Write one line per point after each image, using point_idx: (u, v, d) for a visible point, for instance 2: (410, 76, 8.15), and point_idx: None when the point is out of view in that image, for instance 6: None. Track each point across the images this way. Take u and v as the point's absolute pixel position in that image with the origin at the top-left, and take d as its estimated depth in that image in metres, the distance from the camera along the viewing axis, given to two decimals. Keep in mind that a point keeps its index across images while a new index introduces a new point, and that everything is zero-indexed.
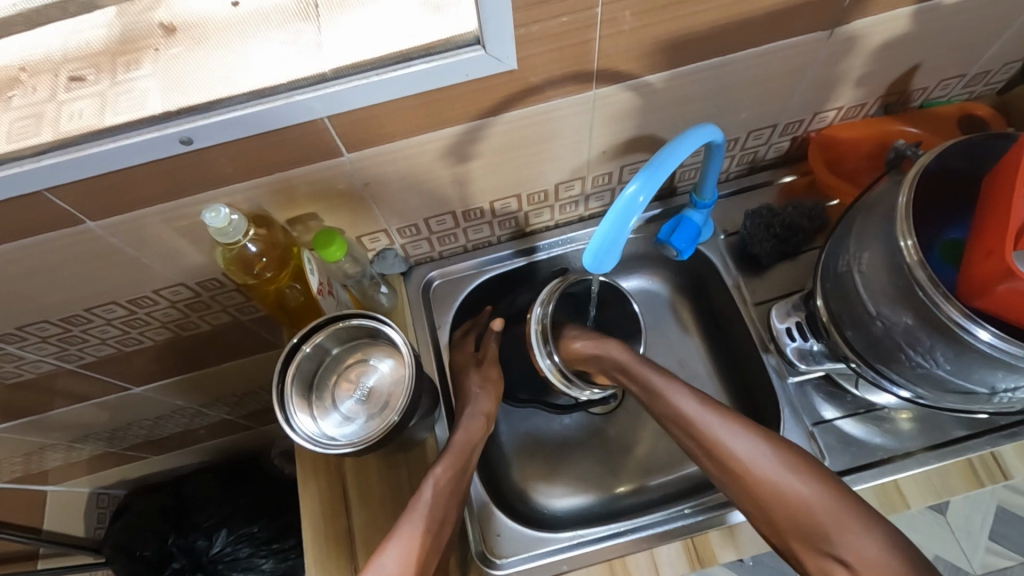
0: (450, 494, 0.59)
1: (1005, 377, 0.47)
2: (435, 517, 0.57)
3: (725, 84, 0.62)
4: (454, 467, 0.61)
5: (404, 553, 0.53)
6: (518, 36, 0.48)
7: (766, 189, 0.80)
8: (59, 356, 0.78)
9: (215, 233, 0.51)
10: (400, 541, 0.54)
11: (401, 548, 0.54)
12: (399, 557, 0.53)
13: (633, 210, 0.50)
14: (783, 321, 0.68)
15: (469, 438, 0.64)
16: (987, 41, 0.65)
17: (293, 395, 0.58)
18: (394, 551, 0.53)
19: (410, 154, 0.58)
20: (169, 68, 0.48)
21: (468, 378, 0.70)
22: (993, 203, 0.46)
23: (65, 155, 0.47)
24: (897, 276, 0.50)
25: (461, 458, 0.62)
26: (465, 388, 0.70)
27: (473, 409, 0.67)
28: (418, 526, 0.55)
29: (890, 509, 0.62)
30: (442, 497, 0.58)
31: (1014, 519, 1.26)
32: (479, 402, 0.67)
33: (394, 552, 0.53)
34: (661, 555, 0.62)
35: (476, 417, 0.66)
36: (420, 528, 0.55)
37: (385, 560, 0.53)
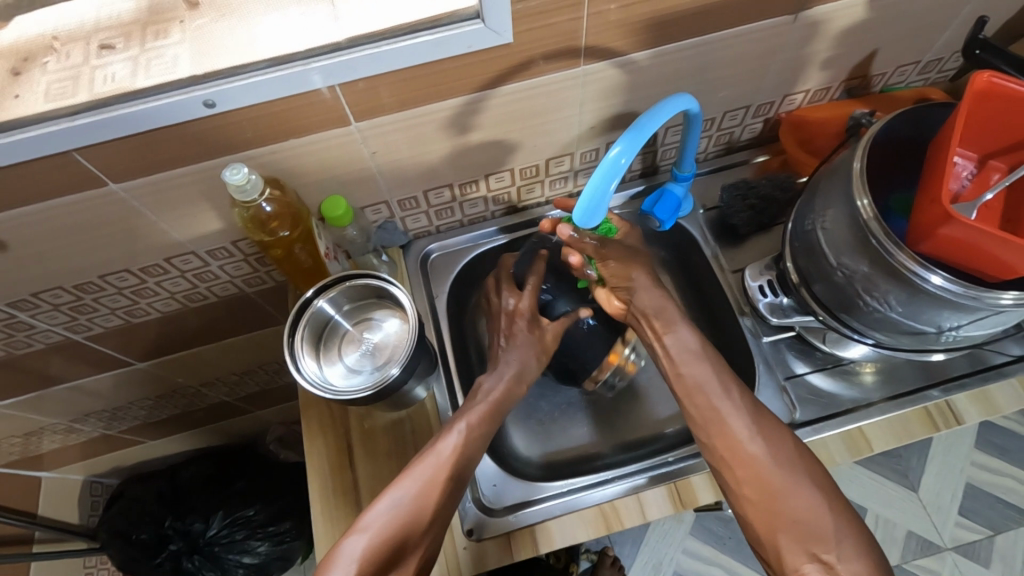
0: (475, 447, 0.62)
1: (949, 316, 0.54)
2: (455, 465, 0.60)
3: (702, 64, 0.67)
4: (482, 423, 0.63)
5: (419, 490, 0.59)
6: (515, 12, 0.54)
7: (742, 168, 0.86)
8: (68, 326, 0.81)
9: (234, 189, 0.55)
10: (413, 479, 0.59)
11: (416, 485, 0.59)
12: (413, 493, 0.58)
13: (616, 171, 0.55)
14: (755, 279, 0.74)
15: (501, 393, 0.66)
16: (940, 29, 0.72)
17: (303, 347, 0.63)
18: (409, 489, 0.59)
19: (413, 124, 0.63)
20: (195, 36, 0.53)
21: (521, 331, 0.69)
22: (935, 161, 0.51)
23: (96, 114, 0.51)
24: (855, 231, 0.56)
25: (492, 414, 0.64)
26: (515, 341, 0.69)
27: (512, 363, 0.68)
28: (437, 471, 0.60)
29: (857, 453, 0.67)
30: (467, 448, 0.62)
31: (983, 495, 1.32)
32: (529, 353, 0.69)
33: (408, 490, 0.58)
34: (648, 498, 0.67)
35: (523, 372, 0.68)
36: (437, 474, 0.60)
37: (400, 495, 0.58)
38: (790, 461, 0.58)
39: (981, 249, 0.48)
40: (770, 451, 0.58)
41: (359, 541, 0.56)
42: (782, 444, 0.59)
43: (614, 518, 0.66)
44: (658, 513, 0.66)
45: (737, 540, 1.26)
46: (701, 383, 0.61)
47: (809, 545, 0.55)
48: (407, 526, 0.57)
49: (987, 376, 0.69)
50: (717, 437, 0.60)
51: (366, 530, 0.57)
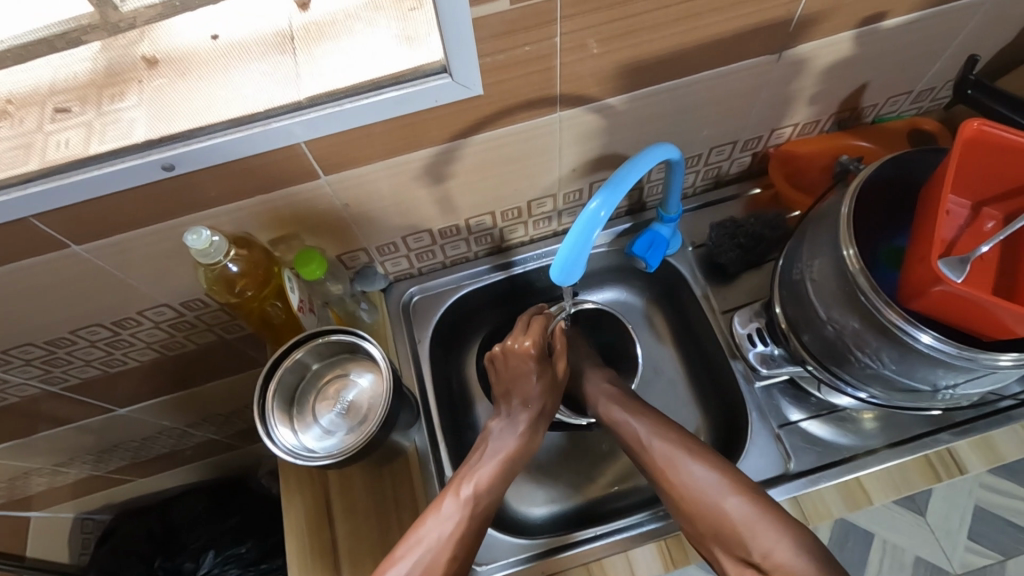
0: (485, 513, 0.63)
1: (945, 374, 0.52)
2: (468, 529, 0.62)
3: (683, 104, 0.65)
4: (492, 486, 0.65)
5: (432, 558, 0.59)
6: (483, 65, 0.52)
7: (733, 202, 0.83)
8: (43, 378, 0.79)
9: (197, 254, 0.54)
10: (429, 544, 0.60)
11: (429, 548, 0.60)
12: (427, 556, 0.59)
13: (594, 225, 0.53)
14: (744, 327, 0.72)
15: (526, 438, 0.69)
16: (930, 61, 0.70)
17: (274, 409, 0.61)
18: (417, 564, 0.59)
19: (385, 174, 0.61)
20: (153, 97, 0.51)
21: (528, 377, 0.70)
22: (925, 217, 0.49)
23: (50, 181, 0.49)
24: (842, 283, 0.53)
25: (503, 474, 0.66)
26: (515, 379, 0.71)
27: (533, 421, 0.70)
28: (446, 547, 0.60)
29: (855, 506, 0.64)
30: (486, 503, 0.64)
31: (992, 519, 1.28)
32: (539, 421, 0.70)
33: (414, 566, 0.59)
34: (636, 557, 0.64)
35: (535, 434, 0.70)
36: (446, 543, 0.60)
37: (411, 561, 0.59)
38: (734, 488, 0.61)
39: (980, 309, 0.45)
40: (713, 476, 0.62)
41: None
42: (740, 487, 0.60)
43: None
44: (647, 572, 0.63)
45: None
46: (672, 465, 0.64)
47: (734, 550, 0.59)
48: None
49: (992, 421, 0.66)
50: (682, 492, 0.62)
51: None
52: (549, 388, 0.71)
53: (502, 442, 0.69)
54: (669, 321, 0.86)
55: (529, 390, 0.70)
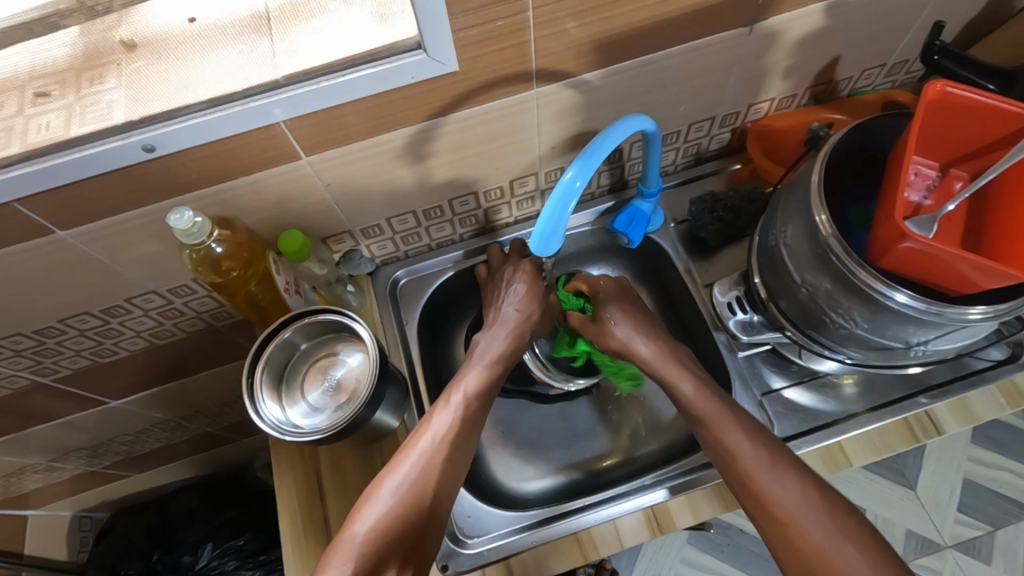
0: (473, 420, 0.63)
1: (915, 332, 0.53)
2: (458, 434, 0.61)
3: (659, 79, 0.66)
4: (478, 394, 0.65)
5: (421, 467, 0.59)
6: (457, 40, 0.52)
7: (713, 178, 0.85)
8: (34, 370, 0.80)
9: (180, 234, 0.55)
10: (419, 453, 0.60)
11: (419, 457, 0.59)
12: (417, 465, 0.59)
13: (571, 195, 0.54)
14: (724, 296, 0.73)
15: (512, 344, 0.71)
16: (901, 31, 0.71)
17: (263, 388, 0.62)
18: (409, 471, 0.58)
19: (366, 154, 0.62)
20: (131, 80, 0.52)
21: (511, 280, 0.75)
22: (891, 178, 0.50)
23: (31, 165, 0.50)
24: (814, 246, 0.55)
25: (491, 378, 0.67)
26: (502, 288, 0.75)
27: (510, 333, 0.71)
28: (436, 452, 0.60)
29: (835, 469, 0.66)
30: (475, 407, 0.64)
31: (979, 490, 1.30)
32: (517, 332, 0.71)
33: (407, 473, 0.58)
34: (624, 525, 0.66)
35: (510, 343, 0.71)
36: (437, 449, 0.60)
37: (402, 471, 0.58)
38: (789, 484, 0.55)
39: (943, 264, 0.47)
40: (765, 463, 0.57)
41: (355, 532, 0.55)
42: (790, 475, 0.56)
43: (590, 546, 0.65)
44: (635, 540, 0.65)
45: (735, 547, 1.24)
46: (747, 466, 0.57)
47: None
48: (409, 508, 0.56)
49: (969, 382, 0.68)
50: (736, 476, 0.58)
51: (364, 520, 0.56)
52: (529, 298, 0.73)
53: (483, 353, 0.70)
54: (654, 298, 0.87)
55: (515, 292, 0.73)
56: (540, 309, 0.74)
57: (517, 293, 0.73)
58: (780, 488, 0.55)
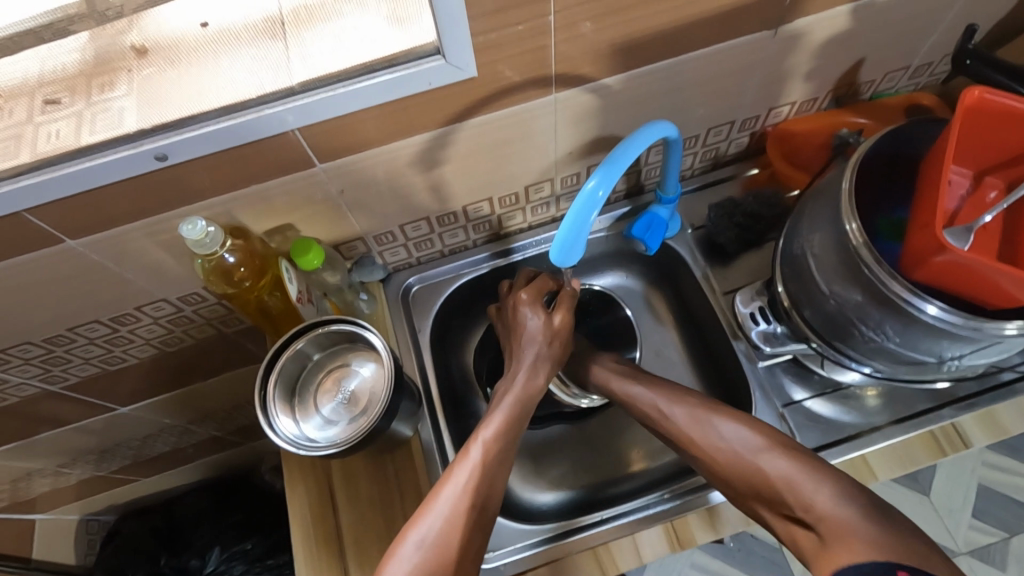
0: (500, 461, 0.60)
1: (948, 346, 0.51)
2: (480, 487, 0.57)
3: (679, 83, 0.65)
4: (502, 434, 0.62)
5: (446, 524, 0.54)
6: (476, 45, 0.51)
7: (731, 183, 0.83)
8: (43, 378, 0.79)
9: (192, 244, 0.54)
10: (442, 508, 0.55)
11: (444, 513, 0.55)
12: (441, 522, 0.54)
13: (592, 205, 0.52)
14: (746, 306, 0.72)
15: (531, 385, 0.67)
16: (927, 34, 0.69)
17: (276, 400, 0.61)
18: (435, 522, 0.55)
19: (380, 161, 0.61)
20: (142, 86, 0.51)
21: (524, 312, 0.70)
22: (927, 187, 0.48)
23: (41, 175, 0.49)
24: (844, 257, 0.53)
25: (510, 422, 0.63)
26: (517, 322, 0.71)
27: (534, 365, 0.68)
28: (463, 499, 0.56)
29: (859, 483, 0.64)
30: (497, 456, 0.60)
31: (995, 496, 1.28)
32: (542, 363, 0.69)
33: (433, 524, 0.55)
34: (643, 539, 0.64)
35: (537, 376, 0.68)
36: (463, 496, 0.56)
37: (426, 529, 0.54)
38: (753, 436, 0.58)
39: (983, 278, 0.45)
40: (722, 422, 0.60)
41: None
42: (754, 435, 0.58)
43: (608, 559, 0.64)
44: (654, 555, 0.64)
45: (746, 553, 1.22)
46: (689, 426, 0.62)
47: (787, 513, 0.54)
48: (437, 564, 0.52)
49: (996, 394, 0.66)
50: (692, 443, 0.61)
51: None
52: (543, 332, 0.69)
53: (506, 390, 0.67)
54: (670, 304, 0.86)
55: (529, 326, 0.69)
56: (560, 343, 0.70)
57: (534, 324, 0.69)
58: (758, 455, 0.56)
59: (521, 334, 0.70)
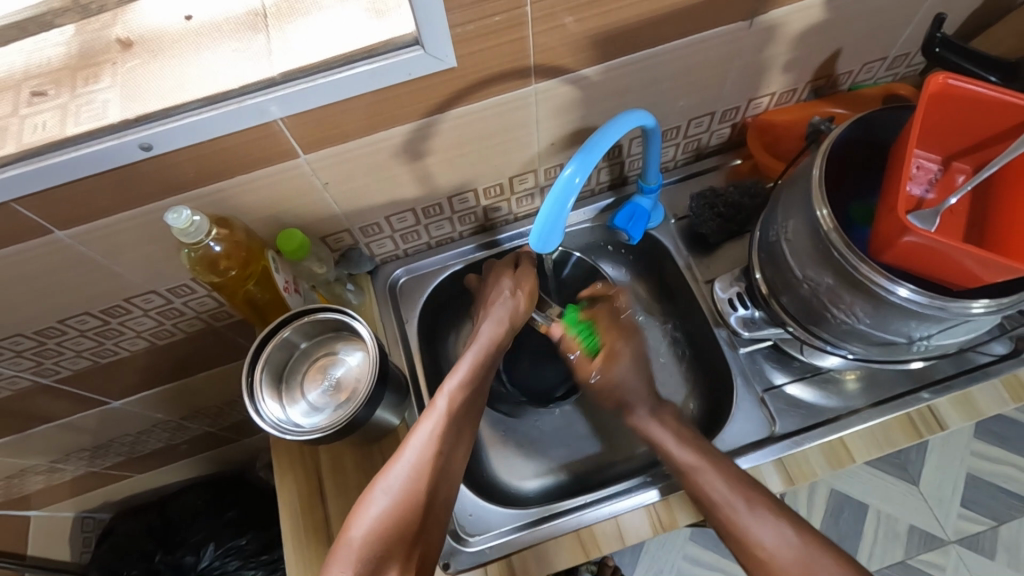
0: (463, 408, 0.63)
1: (918, 327, 0.53)
2: (446, 433, 0.61)
3: (658, 74, 0.66)
4: (467, 387, 0.65)
5: (413, 469, 0.58)
6: (455, 36, 0.52)
7: (713, 174, 0.84)
8: (35, 371, 0.80)
9: (178, 233, 0.55)
10: (410, 454, 0.59)
11: (411, 458, 0.59)
12: (409, 468, 0.58)
13: (570, 191, 0.53)
14: (725, 292, 0.73)
15: (494, 334, 0.70)
16: (902, 24, 0.70)
17: (263, 387, 0.61)
18: (404, 466, 0.58)
19: (364, 152, 0.62)
20: (126, 79, 0.52)
21: (500, 283, 0.73)
22: (892, 171, 0.50)
23: (27, 165, 0.50)
24: (815, 240, 0.54)
25: (474, 373, 0.66)
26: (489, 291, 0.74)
27: (495, 321, 0.71)
28: (429, 446, 0.59)
29: (838, 464, 0.65)
30: (460, 407, 0.63)
31: (984, 485, 1.30)
32: (505, 317, 0.71)
33: (401, 469, 0.58)
34: (627, 522, 0.65)
35: (503, 332, 0.71)
36: (431, 443, 0.60)
37: (395, 474, 0.58)
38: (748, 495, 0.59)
39: (945, 258, 0.46)
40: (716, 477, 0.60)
41: (355, 532, 0.55)
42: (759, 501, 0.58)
43: (593, 544, 0.65)
44: (637, 538, 0.65)
45: None
46: (694, 471, 0.61)
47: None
48: (405, 505, 0.56)
49: (972, 376, 0.67)
50: (709, 511, 0.59)
51: (363, 519, 0.56)
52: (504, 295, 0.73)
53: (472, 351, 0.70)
54: (653, 294, 0.87)
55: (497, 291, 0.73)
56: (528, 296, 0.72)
57: (496, 288, 0.73)
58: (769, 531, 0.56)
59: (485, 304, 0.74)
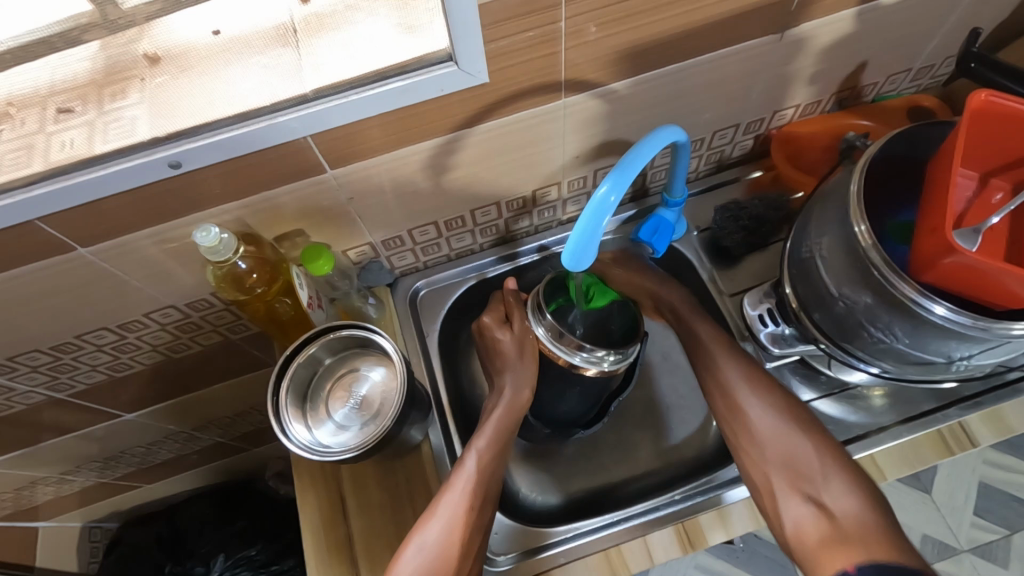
0: (493, 470, 0.64)
1: (958, 347, 0.52)
2: (477, 495, 0.62)
3: (685, 87, 0.65)
4: (494, 444, 0.66)
5: (446, 530, 0.59)
6: (488, 51, 0.51)
7: (735, 185, 0.84)
8: (50, 385, 0.79)
9: (205, 251, 0.54)
10: (441, 516, 0.60)
11: (444, 522, 0.60)
12: (442, 529, 0.59)
13: (605, 209, 0.52)
14: (755, 308, 0.72)
15: (517, 392, 0.69)
16: (929, 36, 0.70)
17: (288, 406, 0.61)
18: (438, 526, 0.59)
19: (389, 166, 0.61)
20: (154, 95, 0.50)
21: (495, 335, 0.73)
22: (935, 190, 0.49)
23: (55, 184, 0.49)
24: (853, 258, 0.54)
25: (501, 433, 0.67)
26: (497, 345, 0.73)
27: (518, 380, 0.70)
28: (462, 507, 0.61)
29: (868, 482, 0.65)
30: (489, 472, 0.64)
31: (997, 494, 1.29)
32: (523, 377, 0.70)
33: (435, 528, 0.59)
34: (654, 541, 0.65)
35: (522, 390, 0.70)
36: (461, 505, 0.61)
37: (428, 534, 0.59)
38: (824, 454, 0.61)
39: (991, 279, 0.45)
40: (799, 440, 0.63)
41: None
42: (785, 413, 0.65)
43: (620, 563, 0.64)
44: (666, 558, 0.64)
45: (751, 553, 1.23)
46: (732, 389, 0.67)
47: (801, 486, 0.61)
48: (439, 566, 0.57)
49: (1001, 393, 0.67)
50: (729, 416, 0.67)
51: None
52: (520, 347, 0.71)
53: (494, 407, 0.69)
54: None
55: (503, 345, 0.72)
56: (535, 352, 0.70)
57: (503, 341, 0.72)
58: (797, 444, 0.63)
59: (499, 355, 0.72)
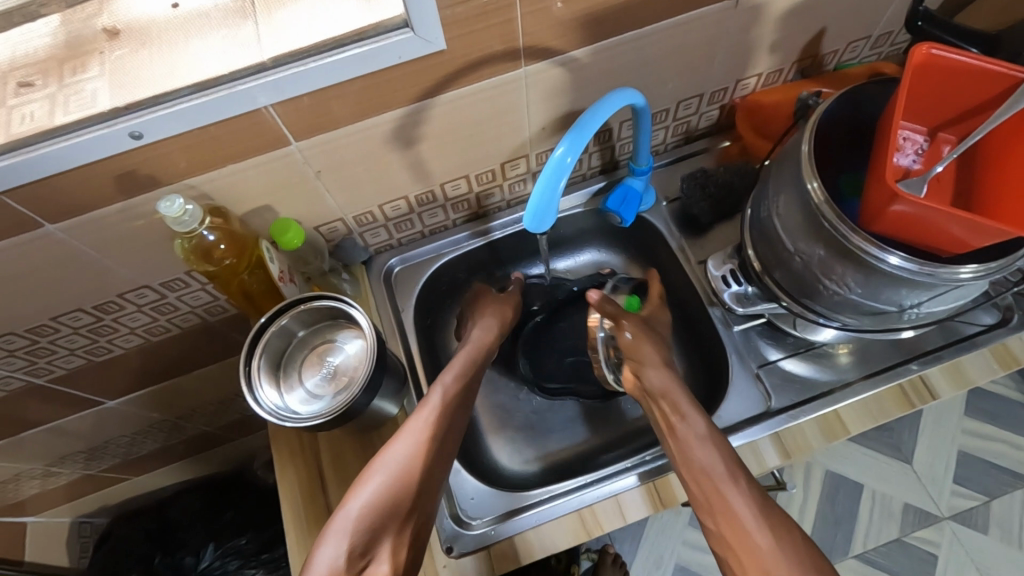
0: (459, 401, 0.66)
1: (908, 294, 0.54)
2: (445, 419, 0.63)
3: (645, 56, 0.66)
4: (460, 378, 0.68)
5: (413, 449, 0.60)
6: (444, 18, 0.52)
7: (704, 156, 0.85)
8: (28, 371, 0.79)
9: (170, 221, 0.55)
10: (407, 437, 0.61)
11: (410, 441, 0.60)
12: (409, 449, 0.60)
13: (562, 171, 0.54)
14: (718, 270, 0.74)
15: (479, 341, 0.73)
16: (885, 3, 0.71)
17: (260, 375, 0.61)
18: (405, 447, 0.60)
19: (356, 138, 0.61)
20: (115, 68, 0.52)
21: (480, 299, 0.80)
22: (879, 142, 0.51)
23: (17, 156, 0.49)
24: (807, 214, 0.55)
25: (467, 367, 0.70)
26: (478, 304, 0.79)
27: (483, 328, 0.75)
28: (427, 432, 0.61)
29: (833, 437, 0.66)
30: (454, 401, 0.66)
31: (976, 461, 1.32)
32: (490, 326, 0.76)
33: (402, 448, 0.60)
34: (626, 499, 0.66)
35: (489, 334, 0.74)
36: (424, 429, 0.62)
37: (394, 453, 0.59)
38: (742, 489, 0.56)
39: (932, 224, 0.47)
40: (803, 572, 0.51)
41: (354, 505, 0.56)
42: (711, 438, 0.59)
43: (593, 522, 0.66)
44: (637, 515, 0.66)
45: None
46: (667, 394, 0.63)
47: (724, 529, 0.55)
48: (404, 482, 0.58)
49: (961, 347, 0.69)
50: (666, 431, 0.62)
51: (363, 494, 0.56)
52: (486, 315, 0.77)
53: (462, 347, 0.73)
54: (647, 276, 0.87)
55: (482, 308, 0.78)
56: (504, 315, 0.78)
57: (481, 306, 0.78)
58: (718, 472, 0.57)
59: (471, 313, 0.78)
